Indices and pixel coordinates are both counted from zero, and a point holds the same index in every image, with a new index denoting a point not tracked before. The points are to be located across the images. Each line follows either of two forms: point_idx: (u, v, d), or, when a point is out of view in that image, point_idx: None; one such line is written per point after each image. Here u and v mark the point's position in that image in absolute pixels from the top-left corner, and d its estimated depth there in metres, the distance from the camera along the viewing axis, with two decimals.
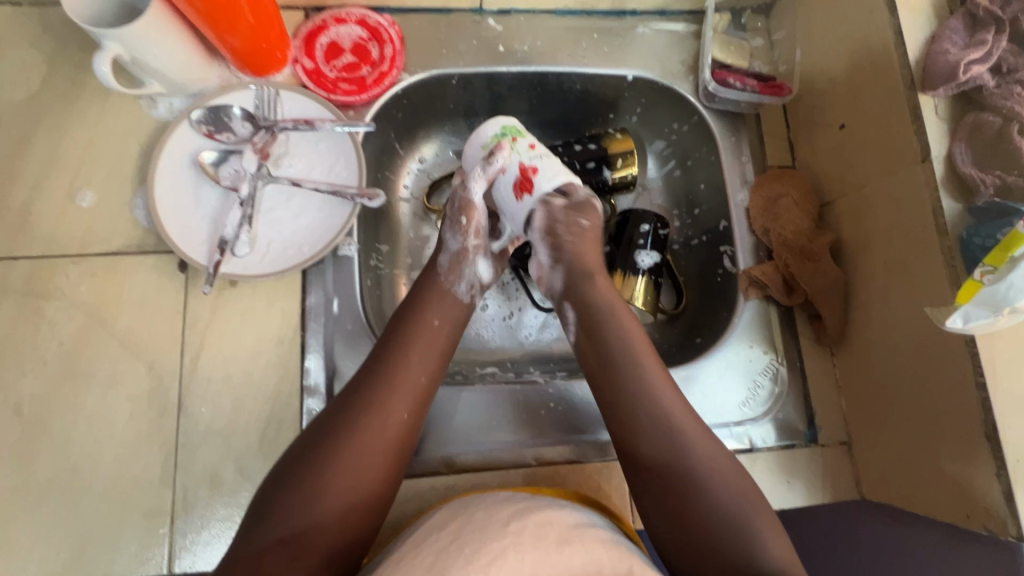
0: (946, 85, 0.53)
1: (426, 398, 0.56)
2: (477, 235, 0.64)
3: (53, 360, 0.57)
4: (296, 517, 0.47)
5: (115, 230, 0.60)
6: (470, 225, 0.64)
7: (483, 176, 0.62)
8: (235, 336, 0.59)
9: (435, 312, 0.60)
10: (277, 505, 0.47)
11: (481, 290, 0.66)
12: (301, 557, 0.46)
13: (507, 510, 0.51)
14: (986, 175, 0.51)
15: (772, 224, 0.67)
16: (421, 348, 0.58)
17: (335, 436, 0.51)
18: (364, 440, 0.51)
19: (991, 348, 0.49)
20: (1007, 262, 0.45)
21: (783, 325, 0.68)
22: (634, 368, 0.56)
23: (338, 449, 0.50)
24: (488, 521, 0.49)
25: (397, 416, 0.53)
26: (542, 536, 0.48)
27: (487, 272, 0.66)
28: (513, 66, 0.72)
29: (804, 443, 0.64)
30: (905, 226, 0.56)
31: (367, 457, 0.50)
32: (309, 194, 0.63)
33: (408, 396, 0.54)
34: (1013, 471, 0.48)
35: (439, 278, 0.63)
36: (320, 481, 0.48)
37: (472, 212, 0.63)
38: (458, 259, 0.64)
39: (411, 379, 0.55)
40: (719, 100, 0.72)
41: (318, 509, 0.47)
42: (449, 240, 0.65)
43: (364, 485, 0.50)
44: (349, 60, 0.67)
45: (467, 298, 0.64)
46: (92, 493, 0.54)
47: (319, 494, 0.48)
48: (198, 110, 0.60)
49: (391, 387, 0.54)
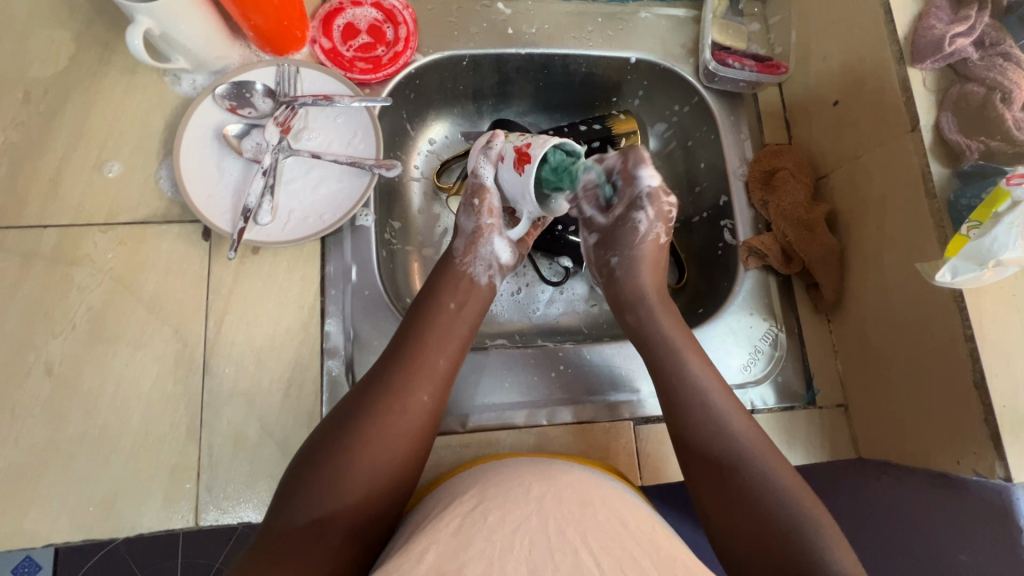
0: (933, 58, 0.56)
1: (446, 384, 0.59)
2: (491, 215, 0.66)
3: (81, 322, 0.59)
4: (323, 494, 0.50)
5: (141, 200, 0.63)
6: (483, 206, 0.66)
7: (488, 160, 0.64)
8: (257, 301, 0.62)
9: (450, 295, 0.64)
10: (303, 485, 0.50)
11: (499, 270, 0.69)
12: (328, 533, 0.48)
13: (526, 476, 0.53)
14: (971, 142, 0.54)
15: (770, 196, 0.71)
16: (439, 336, 0.60)
17: (357, 420, 0.53)
18: (385, 421, 0.54)
19: (979, 302, 0.52)
20: (991, 218, 0.48)
21: (781, 293, 0.71)
22: (672, 361, 0.60)
23: (360, 431, 0.52)
24: (507, 487, 0.51)
25: (417, 399, 0.56)
26: (565, 497, 0.50)
27: (504, 254, 0.69)
28: (521, 48, 0.75)
29: (803, 405, 0.68)
30: (898, 192, 0.59)
31: (387, 439, 0.53)
32: (328, 166, 0.65)
33: (427, 381, 0.57)
34: (999, 416, 0.51)
35: (456, 258, 0.67)
36: (343, 462, 0.51)
37: (484, 194, 0.65)
38: (473, 239, 0.67)
39: (431, 363, 0.58)
40: (719, 79, 0.75)
41: (342, 488, 0.50)
42: (465, 223, 0.67)
43: (387, 463, 0.53)
44: (364, 40, 0.70)
45: (483, 279, 0.67)
46: (121, 448, 0.57)
47: (343, 471, 0.51)
48: (222, 86, 0.63)
49: (412, 372, 0.57)
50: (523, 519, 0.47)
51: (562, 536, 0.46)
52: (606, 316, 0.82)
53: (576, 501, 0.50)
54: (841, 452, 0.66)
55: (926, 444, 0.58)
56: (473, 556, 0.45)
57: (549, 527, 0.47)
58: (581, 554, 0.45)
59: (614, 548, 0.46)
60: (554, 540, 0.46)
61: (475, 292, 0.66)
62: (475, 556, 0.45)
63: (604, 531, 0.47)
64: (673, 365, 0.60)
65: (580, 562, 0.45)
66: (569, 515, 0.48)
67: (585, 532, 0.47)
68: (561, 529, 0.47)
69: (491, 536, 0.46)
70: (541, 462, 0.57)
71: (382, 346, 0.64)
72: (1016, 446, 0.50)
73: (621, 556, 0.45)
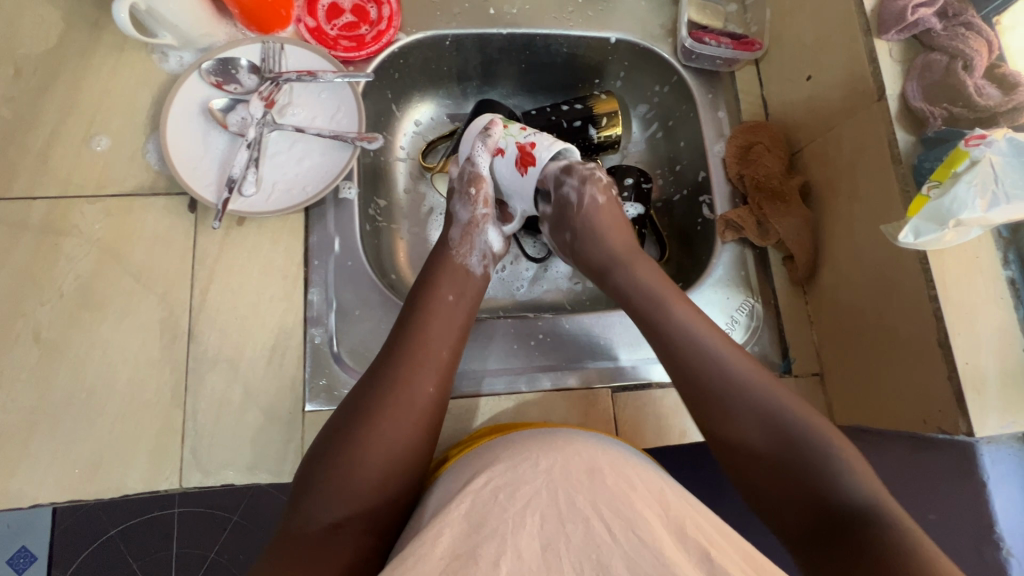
0: (896, 28, 0.58)
1: (450, 372, 0.59)
2: (486, 204, 0.69)
3: (69, 290, 0.60)
4: (337, 488, 0.49)
5: (128, 172, 0.64)
6: (479, 195, 0.69)
7: (484, 147, 0.68)
8: (242, 270, 0.63)
9: (448, 287, 0.64)
10: (317, 484, 0.50)
11: (492, 259, 0.70)
12: (345, 526, 0.49)
13: (534, 448, 0.52)
14: (934, 109, 0.55)
15: (746, 170, 0.72)
16: (439, 326, 0.60)
17: (363, 415, 0.53)
18: (393, 412, 0.53)
19: (941, 263, 0.54)
20: (951, 177, 0.50)
21: (758, 265, 0.72)
22: (659, 319, 0.60)
23: (368, 426, 0.52)
24: (516, 461, 0.50)
25: (422, 389, 0.55)
26: (572, 468, 0.50)
27: (495, 243, 0.71)
28: (503, 29, 0.77)
29: (779, 373, 0.69)
30: (867, 160, 0.60)
31: (396, 432, 0.53)
32: (312, 140, 0.67)
33: (431, 372, 0.57)
34: (962, 372, 0.52)
35: (452, 248, 0.68)
36: (353, 458, 0.51)
37: (481, 182, 0.69)
38: (468, 229, 0.69)
39: (435, 352, 0.58)
40: (696, 57, 0.76)
41: (355, 483, 0.50)
42: (460, 211, 0.69)
43: (397, 455, 0.52)
44: (348, 20, 0.72)
45: (478, 267, 0.68)
46: (107, 412, 0.58)
47: (354, 463, 0.50)
48: (208, 62, 0.64)
49: (416, 364, 0.56)
50: (534, 495, 0.47)
51: (572, 507, 0.47)
52: (590, 293, 0.83)
53: (583, 470, 0.50)
54: None
55: (897, 407, 0.59)
56: (487, 535, 0.45)
57: (559, 501, 0.47)
58: (592, 522, 0.46)
59: (625, 513, 0.46)
60: (565, 511, 0.46)
61: (470, 281, 0.66)
62: (489, 534, 0.45)
63: (613, 498, 0.47)
64: (688, 344, 0.58)
65: (592, 531, 0.45)
66: (579, 486, 0.48)
67: (594, 500, 0.47)
68: (571, 501, 0.47)
69: (503, 513, 0.46)
70: (547, 431, 0.56)
71: (364, 315, 0.65)
72: (977, 402, 0.51)
73: (629, 516, 0.46)
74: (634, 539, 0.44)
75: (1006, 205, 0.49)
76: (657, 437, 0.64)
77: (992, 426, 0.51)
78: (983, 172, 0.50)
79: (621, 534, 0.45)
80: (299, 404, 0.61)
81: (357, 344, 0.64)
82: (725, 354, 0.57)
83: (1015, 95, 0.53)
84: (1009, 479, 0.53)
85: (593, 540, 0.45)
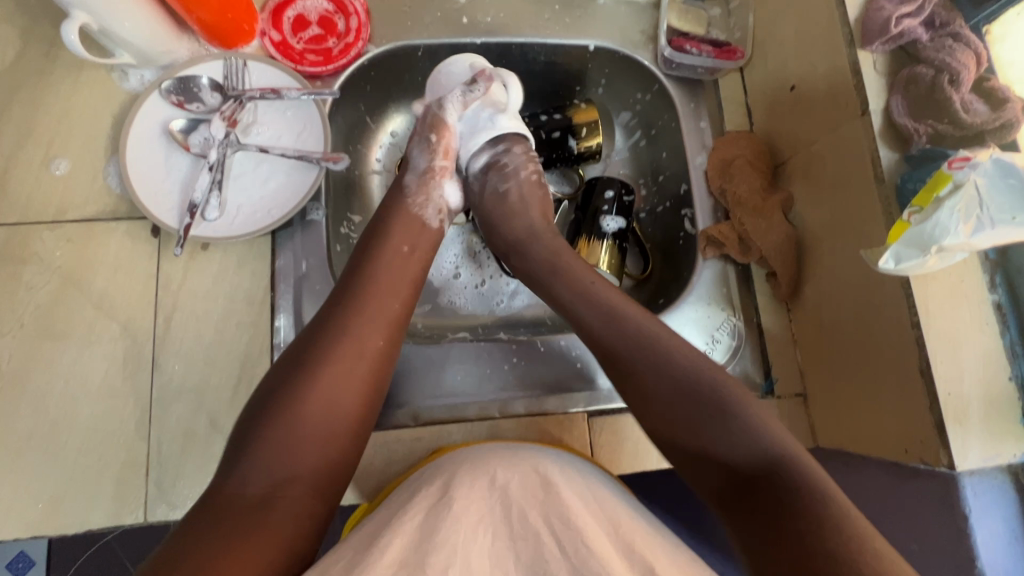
0: (880, 39, 0.55)
1: (400, 328, 0.56)
2: (446, 156, 0.66)
3: (29, 321, 0.59)
4: (278, 452, 0.47)
5: (89, 197, 0.62)
6: (438, 144, 0.66)
7: (460, 100, 0.66)
8: (206, 297, 0.62)
9: (402, 240, 0.60)
10: (258, 444, 0.47)
11: (448, 214, 0.67)
12: (289, 486, 0.46)
13: (493, 459, 0.50)
14: (919, 125, 0.53)
15: (727, 184, 0.70)
16: (389, 278, 0.57)
17: (304, 369, 0.50)
18: (337, 367, 0.51)
19: (925, 289, 0.51)
20: (932, 203, 0.48)
21: (740, 282, 0.70)
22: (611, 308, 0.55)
23: (308, 380, 0.50)
24: (473, 473, 0.49)
25: (367, 343, 0.53)
26: (528, 481, 0.49)
27: (454, 199, 0.67)
28: (477, 37, 0.74)
29: (760, 395, 0.67)
30: (849, 177, 0.58)
31: (339, 385, 0.50)
32: (277, 160, 0.65)
33: (378, 325, 0.54)
34: (943, 403, 0.50)
35: (408, 198, 0.64)
36: (294, 412, 0.48)
37: (444, 131, 0.66)
38: (425, 178, 0.65)
39: (382, 307, 0.55)
40: (677, 66, 0.74)
41: (298, 442, 0.48)
42: (416, 157, 0.66)
43: (342, 412, 0.50)
44: (315, 32, 0.69)
45: (434, 220, 0.64)
46: (71, 445, 0.57)
47: (296, 424, 0.48)
48: (168, 80, 0.62)
49: (362, 315, 0.54)
50: (486, 511, 0.47)
51: (525, 523, 0.47)
52: None
53: (539, 482, 0.49)
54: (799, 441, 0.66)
55: (879, 435, 0.57)
56: (438, 546, 0.44)
57: (512, 516, 0.47)
58: (543, 536, 0.46)
59: (575, 526, 0.46)
60: (517, 527, 0.47)
61: (425, 237, 0.62)
62: (439, 546, 0.44)
63: (565, 511, 0.47)
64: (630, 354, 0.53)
65: (540, 547, 0.46)
66: (532, 500, 0.48)
67: (547, 514, 0.47)
68: (524, 516, 0.47)
69: (454, 525, 0.45)
70: (509, 444, 0.53)
71: None
72: (959, 434, 0.50)
73: (577, 529, 0.46)
74: (580, 549, 0.45)
75: (989, 230, 0.47)
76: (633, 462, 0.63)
77: (974, 459, 0.49)
78: (966, 198, 0.47)
79: (570, 547, 0.45)
80: None
81: None
82: (669, 342, 0.53)
83: (1003, 112, 0.51)
84: (991, 511, 0.51)
85: (542, 555, 0.45)
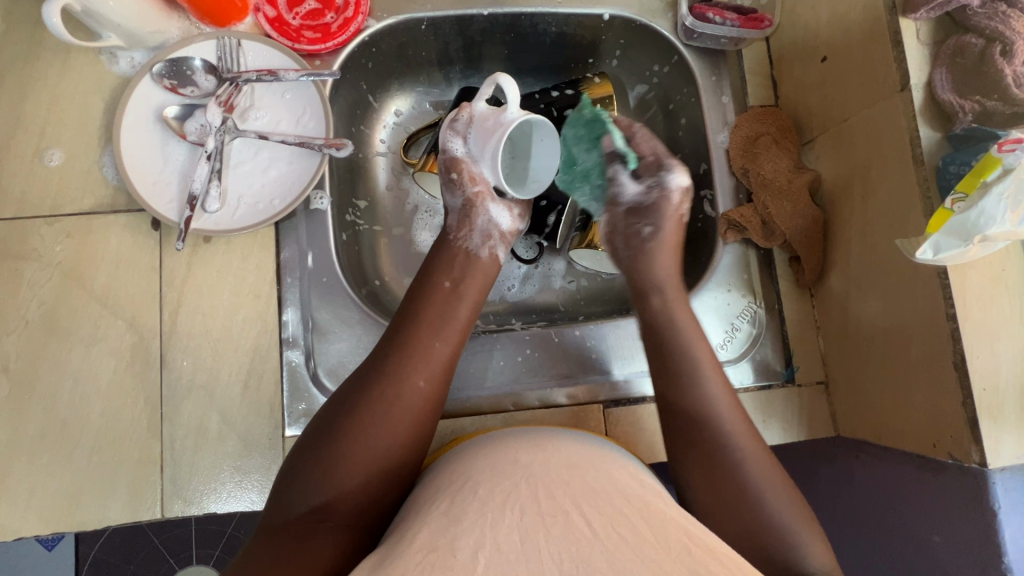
0: (927, 7, 0.50)
1: (447, 368, 0.55)
2: (475, 182, 0.61)
3: (33, 319, 0.58)
4: (323, 484, 0.47)
5: (86, 189, 0.60)
6: (462, 177, 0.61)
7: (456, 133, 0.61)
8: (212, 291, 0.60)
9: (446, 273, 0.59)
10: (304, 474, 0.48)
11: (499, 240, 0.63)
12: (332, 519, 0.47)
13: (513, 445, 0.48)
14: (965, 102, 0.49)
15: (750, 164, 0.66)
16: (436, 317, 0.56)
17: (349, 405, 0.51)
18: (383, 407, 0.50)
19: (963, 279, 0.48)
20: (978, 189, 0.45)
21: (762, 267, 0.67)
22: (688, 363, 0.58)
23: (354, 417, 0.49)
24: (496, 459, 0.46)
25: (412, 384, 0.52)
26: (551, 463, 0.45)
27: (504, 221, 0.64)
28: (484, 8, 0.69)
29: (781, 383, 0.65)
30: (885, 157, 0.54)
31: (382, 425, 0.50)
32: (277, 146, 0.62)
33: (423, 367, 0.53)
34: (978, 399, 0.48)
35: (450, 236, 0.62)
36: (340, 450, 0.48)
37: (459, 164, 0.61)
38: (466, 213, 0.62)
39: (430, 349, 0.54)
40: (698, 36, 0.69)
41: (340, 475, 0.48)
42: (450, 202, 0.63)
43: (387, 453, 0.49)
44: (312, 6, 0.65)
45: (483, 251, 0.62)
46: (84, 444, 0.57)
47: (341, 460, 0.48)
48: (159, 63, 0.59)
49: (409, 356, 0.53)
50: (513, 489, 0.42)
51: (553, 500, 0.42)
52: (586, 293, 0.76)
53: (562, 466, 0.45)
54: (819, 429, 0.64)
55: (905, 427, 0.55)
56: (465, 528, 0.40)
57: (537, 492, 0.42)
58: (573, 516, 0.41)
59: (605, 508, 0.42)
60: (544, 503, 0.41)
61: (474, 267, 0.61)
62: (467, 528, 0.40)
63: (594, 492, 0.43)
64: None
65: (572, 525, 0.40)
66: (559, 480, 0.43)
67: (574, 494, 0.42)
68: (550, 493, 0.42)
69: (480, 507, 0.41)
70: (529, 431, 0.51)
71: (343, 334, 0.63)
72: (993, 430, 0.47)
73: (610, 516, 0.41)
74: (613, 532, 0.40)
75: None
76: (649, 454, 0.62)
77: (1007, 456, 0.47)
78: (1017, 183, 0.44)
79: (604, 530, 0.40)
80: (279, 429, 0.59)
81: (334, 366, 0.62)
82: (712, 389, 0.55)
83: None
84: (1019, 507, 0.49)
85: (574, 534, 0.40)
